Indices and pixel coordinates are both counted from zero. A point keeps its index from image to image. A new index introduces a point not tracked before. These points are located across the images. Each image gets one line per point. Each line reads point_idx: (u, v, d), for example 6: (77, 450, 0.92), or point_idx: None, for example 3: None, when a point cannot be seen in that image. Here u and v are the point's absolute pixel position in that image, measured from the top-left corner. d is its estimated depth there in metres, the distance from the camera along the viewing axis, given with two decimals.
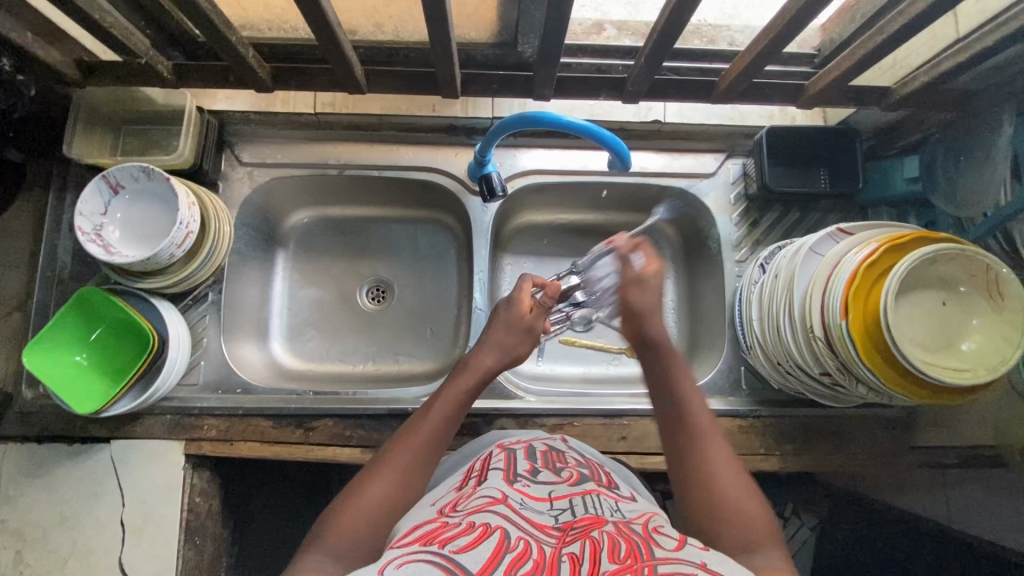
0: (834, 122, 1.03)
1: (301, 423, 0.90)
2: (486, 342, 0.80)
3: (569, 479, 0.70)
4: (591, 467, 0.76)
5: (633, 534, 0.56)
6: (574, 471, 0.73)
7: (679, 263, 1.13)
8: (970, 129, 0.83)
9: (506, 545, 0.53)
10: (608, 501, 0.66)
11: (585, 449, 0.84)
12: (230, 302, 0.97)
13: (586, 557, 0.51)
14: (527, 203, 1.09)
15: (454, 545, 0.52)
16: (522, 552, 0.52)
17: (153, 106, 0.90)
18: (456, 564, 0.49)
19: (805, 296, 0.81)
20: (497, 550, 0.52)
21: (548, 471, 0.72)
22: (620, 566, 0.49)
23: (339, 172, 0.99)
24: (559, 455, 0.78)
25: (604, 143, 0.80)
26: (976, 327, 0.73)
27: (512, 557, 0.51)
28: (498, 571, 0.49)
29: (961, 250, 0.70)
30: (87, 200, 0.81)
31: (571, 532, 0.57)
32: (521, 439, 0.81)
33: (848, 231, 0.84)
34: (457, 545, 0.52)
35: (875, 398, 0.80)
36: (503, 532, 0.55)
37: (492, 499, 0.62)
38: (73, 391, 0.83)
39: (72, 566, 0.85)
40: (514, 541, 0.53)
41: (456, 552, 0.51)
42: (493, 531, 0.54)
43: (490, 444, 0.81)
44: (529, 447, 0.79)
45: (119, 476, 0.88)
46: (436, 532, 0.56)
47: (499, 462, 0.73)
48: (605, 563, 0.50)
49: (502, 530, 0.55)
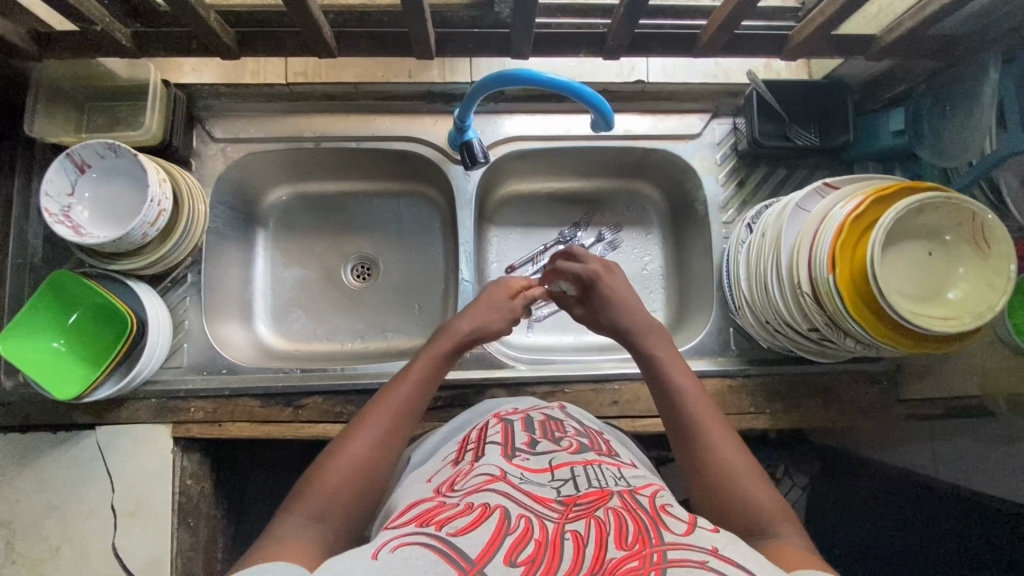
0: (819, 76, 1.01)
1: (290, 401, 0.89)
2: (466, 312, 0.82)
3: (568, 448, 0.69)
4: (591, 436, 0.75)
5: (639, 512, 0.55)
6: (573, 440, 0.72)
7: (666, 228, 1.12)
8: (956, 78, 0.82)
9: (506, 526, 0.53)
10: (612, 471, 0.65)
11: (584, 417, 0.83)
12: (210, 282, 0.95)
13: (590, 539, 0.51)
14: (510, 172, 1.07)
15: (452, 526, 0.53)
16: (523, 534, 0.52)
17: (117, 80, 0.86)
18: (454, 550, 0.49)
19: (793, 252, 0.81)
20: (497, 532, 0.52)
21: (547, 441, 0.71)
22: (626, 553, 0.49)
23: (316, 144, 0.96)
24: (557, 424, 0.77)
25: (586, 101, 0.76)
26: (961, 275, 0.72)
27: (512, 539, 0.51)
28: (498, 555, 0.49)
29: (946, 199, 0.69)
30: (52, 180, 0.77)
31: (575, 508, 0.56)
32: (518, 408, 0.82)
33: (834, 185, 0.83)
34: (455, 527, 0.53)
35: (864, 351, 0.79)
36: (503, 512, 0.55)
37: (491, 477, 0.62)
38: (53, 377, 0.81)
39: (65, 553, 0.85)
40: (515, 521, 0.53)
41: (453, 534, 0.51)
42: (493, 511, 0.55)
43: (485, 414, 0.81)
44: (526, 417, 0.78)
45: (106, 462, 0.87)
46: (432, 512, 0.56)
47: (497, 434, 0.73)
48: (611, 550, 0.49)
49: (502, 509, 0.55)
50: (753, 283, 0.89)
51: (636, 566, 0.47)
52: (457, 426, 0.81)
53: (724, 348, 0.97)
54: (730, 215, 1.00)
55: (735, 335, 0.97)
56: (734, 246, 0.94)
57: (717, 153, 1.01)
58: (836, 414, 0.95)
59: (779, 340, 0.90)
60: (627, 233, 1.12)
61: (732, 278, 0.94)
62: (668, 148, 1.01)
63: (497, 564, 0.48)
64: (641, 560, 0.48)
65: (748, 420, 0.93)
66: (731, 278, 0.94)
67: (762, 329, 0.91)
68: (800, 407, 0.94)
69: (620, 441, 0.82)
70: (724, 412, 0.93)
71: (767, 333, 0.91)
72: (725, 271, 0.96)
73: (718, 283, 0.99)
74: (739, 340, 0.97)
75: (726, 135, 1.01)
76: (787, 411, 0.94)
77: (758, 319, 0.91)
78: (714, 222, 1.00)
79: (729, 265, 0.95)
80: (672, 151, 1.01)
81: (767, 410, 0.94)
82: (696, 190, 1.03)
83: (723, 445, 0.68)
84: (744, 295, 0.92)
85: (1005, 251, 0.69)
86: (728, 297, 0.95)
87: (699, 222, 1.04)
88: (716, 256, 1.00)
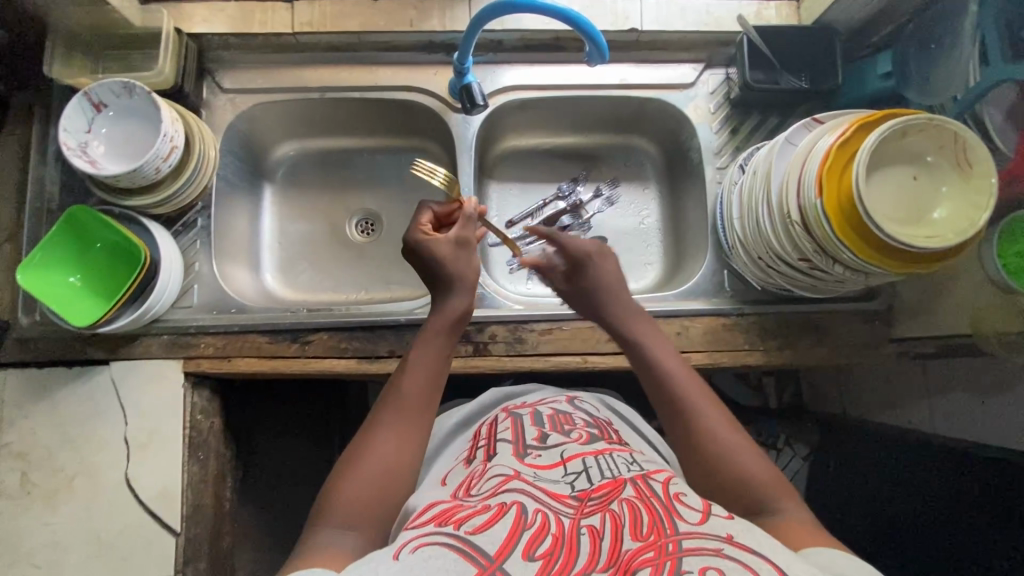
0: (809, 21, 1.03)
1: (297, 337, 0.92)
2: (458, 285, 0.79)
3: (579, 440, 0.73)
4: (600, 426, 0.79)
5: (653, 500, 0.58)
6: (582, 432, 0.76)
7: (662, 181, 1.15)
8: (940, 16, 0.85)
9: (524, 521, 0.56)
10: (622, 458, 0.69)
11: (592, 406, 0.86)
12: (219, 228, 0.98)
13: (605, 534, 0.54)
14: (510, 124, 1.10)
15: (469, 525, 0.56)
16: (540, 528, 0.55)
17: (131, 29, 0.90)
18: (473, 547, 0.53)
19: (782, 184, 0.83)
20: (514, 527, 0.55)
21: (557, 434, 0.75)
22: (642, 544, 0.52)
23: (321, 95, 1.00)
24: (567, 417, 0.80)
25: (581, 31, 0.79)
26: (945, 194, 0.75)
27: (530, 534, 0.54)
28: (517, 550, 0.53)
29: (927, 119, 0.72)
30: (71, 117, 0.81)
31: (589, 503, 0.59)
32: (528, 402, 0.86)
33: (822, 120, 0.85)
34: (472, 526, 0.56)
35: (855, 277, 0.82)
36: (521, 507, 0.58)
37: (506, 476, 0.65)
38: (69, 308, 0.84)
39: (79, 483, 0.87)
40: (532, 516, 0.57)
41: (472, 534, 0.55)
42: (509, 508, 0.58)
43: (495, 410, 0.87)
44: (535, 412, 0.81)
45: (119, 396, 0.89)
46: (450, 512, 0.60)
47: (507, 430, 0.77)
48: (627, 541, 0.53)
49: (518, 505, 0.58)
50: (745, 220, 0.91)
51: (652, 556, 0.51)
52: (473, 426, 0.87)
53: (718, 289, 1.00)
54: (724, 161, 1.02)
55: (728, 277, 1.00)
56: (728, 189, 0.97)
57: (711, 102, 1.04)
58: (829, 351, 0.97)
59: (771, 277, 0.92)
60: (624, 188, 1.15)
61: (725, 217, 0.96)
62: (663, 98, 1.04)
63: (515, 559, 0.52)
64: (657, 550, 0.51)
65: (743, 356, 0.96)
66: (724, 218, 0.97)
67: (755, 267, 0.93)
68: (793, 345, 0.97)
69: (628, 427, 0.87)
70: (720, 349, 0.96)
71: (758, 270, 0.93)
72: (718, 213, 0.99)
73: (712, 228, 1.02)
74: (733, 281, 1.00)
75: (719, 85, 1.04)
76: (780, 348, 0.96)
77: (751, 257, 0.93)
78: (708, 168, 1.03)
79: (722, 208, 0.98)
80: (667, 101, 1.04)
81: (760, 347, 0.96)
82: (690, 139, 1.05)
83: (709, 414, 0.70)
84: (737, 234, 0.94)
85: (985, 167, 0.72)
86: (722, 237, 0.98)
87: (694, 170, 1.06)
88: (710, 202, 1.02)
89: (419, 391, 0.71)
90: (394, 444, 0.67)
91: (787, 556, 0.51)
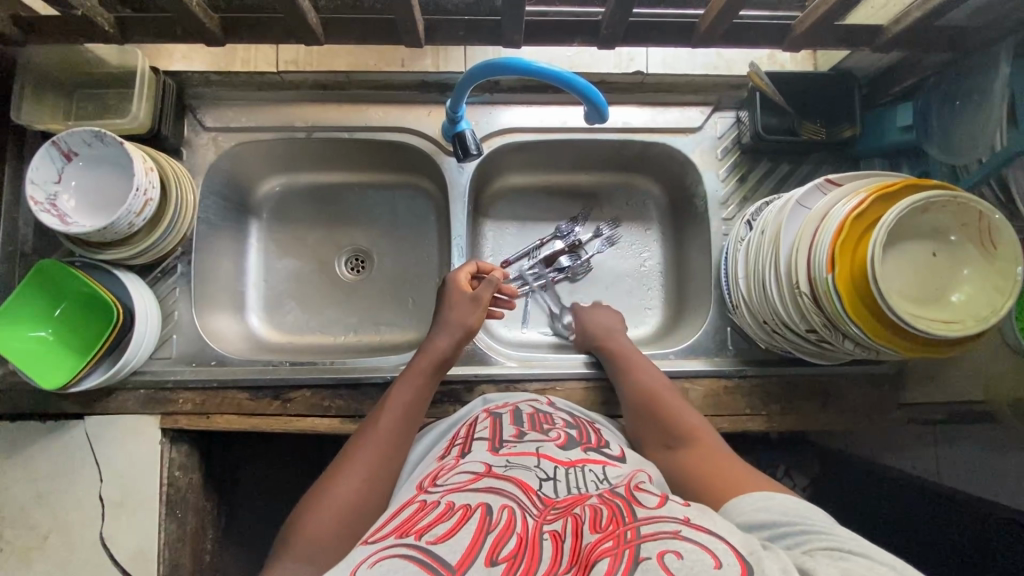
0: (825, 68, 0.98)
1: (279, 394, 0.89)
2: (438, 326, 0.81)
3: (557, 442, 0.66)
4: (580, 428, 0.71)
5: (615, 498, 0.53)
6: (561, 433, 0.68)
7: (666, 224, 1.09)
8: (966, 71, 0.79)
9: (488, 523, 0.50)
10: (595, 473, 0.60)
11: (571, 407, 0.80)
12: (200, 273, 0.94)
13: (568, 534, 0.49)
14: (507, 164, 1.05)
15: (431, 534, 0.49)
16: (505, 528, 0.50)
17: (106, 68, 0.86)
18: (434, 557, 0.46)
19: (792, 249, 0.78)
20: (477, 533, 0.49)
21: (535, 433, 0.67)
22: (601, 536, 0.47)
23: (308, 134, 0.96)
24: (546, 417, 0.72)
25: (578, 92, 0.74)
26: (966, 277, 0.70)
27: (494, 536, 0.49)
28: (479, 557, 0.47)
29: (953, 197, 0.66)
30: (38, 168, 0.77)
31: (553, 510, 0.53)
32: (508, 401, 0.77)
33: (836, 181, 0.79)
34: (434, 534, 0.49)
35: (863, 353, 0.77)
36: (485, 509, 0.52)
37: (475, 475, 0.58)
38: (40, 367, 0.80)
39: (52, 542, 0.84)
40: (498, 515, 0.51)
41: (433, 543, 0.48)
42: (473, 512, 0.52)
43: (478, 409, 0.77)
44: (515, 411, 0.73)
45: (95, 451, 0.86)
46: (413, 519, 0.52)
47: (485, 429, 0.69)
48: (586, 536, 0.48)
49: (483, 507, 0.52)
50: (751, 281, 0.86)
51: (611, 546, 0.46)
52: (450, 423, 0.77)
53: (720, 347, 0.95)
54: (731, 212, 0.97)
55: (732, 334, 0.96)
56: (734, 243, 0.92)
57: (719, 147, 0.98)
58: (836, 416, 0.93)
59: (776, 341, 0.88)
60: (625, 229, 1.10)
61: (730, 275, 0.91)
62: (668, 142, 0.98)
63: (477, 567, 0.45)
64: (615, 540, 0.47)
65: (743, 420, 0.92)
66: (729, 274, 0.92)
67: (760, 330, 0.89)
68: (797, 409, 0.93)
69: (615, 431, 0.79)
70: (719, 412, 0.92)
71: (764, 333, 0.89)
72: (723, 268, 0.94)
73: (716, 281, 0.97)
74: (736, 339, 0.95)
75: (729, 129, 0.99)
76: (783, 412, 0.92)
77: (756, 319, 0.88)
78: (713, 218, 0.98)
79: (727, 262, 0.93)
80: (672, 145, 0.99)
81: (762, 412, 0.92)
82: (697, 184, 1.00)
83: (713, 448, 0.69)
84: (742, 293, 0.89)
85: (1013, 251, 0.67)
86: (726, 294, 0.93)
87: (699, 219, 1.01)
88: (715, 253, 0.97)
89: (398, 421, 0.71)
90: (363, 478, 0.64)
91: (743, 537, 0.49)
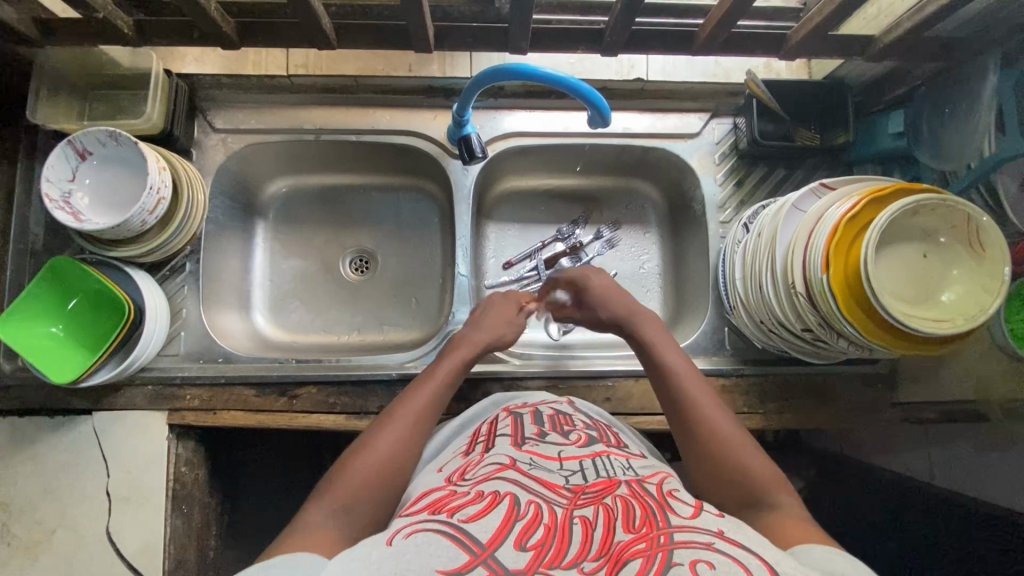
0: (820, 76, 1.02)
1: (285, 391, 0.90)
2: (475, 320, 0.85)
3: (577, 442, 0.67)
4: (599, 429, 0.73)
5: (647, 498, 0.54)
6: (581, 434, 0.69)
7: (664, 227, 1.12)
8: (956, 80, 0.82)
9: (517, 512, 0.51)
10: (620, 462, 0.63)
11: (590, 410, 0.81)
12: (208, 272, 0.95)
13: (599, 524, 0.50)
14: (511, 168, 1.07)
15: (463, 514, 0.51)
16: (533, 518, 0.50)
17: (120, 70, 0.88)
18: (466, 535, 0.48)
19: (788, 251, 0.80)
20: (506, 519, 0.50)
21: (557, 433, 0.68)
22: (633, 537, 0.48)
23: (316, 137, 0.98)
24: (566, 418, 0.74)
25: (582, 96, 0.77)
26: (956, 277, 0.72)
27: (523, 525, 0.49)
28: (508, 539, 0.47)
29: (942, 200, 0.69)
30: (53, 166, 0.79)
31: (584, 495, 0.54)
32: (528, 402, 0.79)
33: (830, 185, 0.82)
34: (466, 514, 0.51)
35: (856, 351, 0.79)
36: (513, 499, 0.53)
37: (502, 466, 0.59)
38: (50, 362, 0.82)
39: (59, 537, 0.85)
40: (525, 507, 0.51)
41: (466, 521, 0.50)
42: (502, 499, 0.53)
43: (492, 410, 0.79)
44: (535, 411, 0.75)
45: (103, 446, 0.87)
46: (444, 500, 0.54)
47: (506, 427, 0.70)
48: (619, 533, 0.48)
49: (512, 496, 0.53)
50: (748, 283, 0.88)
51: (644, 548, 0.46)
52: (467, 423, 0.78)
53: (719, 347, 0.98)
54: (727, 215, 1.00)
55: (730, 334, 0.98)
56: (731, 246, 0.94)
57: (716, 153, 1.01)
58: (831, 415, 0.95)
59: (773, 340, 0.90)
60: (625, 232, 1.12)
61: (727, 277, 0.94)
62: (666, 148, 1.01)
63: (507, 549, 0.47)
64: (649, 542, 0.47)
65: (741, 419, 0.94)
66: (727, 276, 0.94)
67: (758, 330, 0.91)
68: (793, 408, 0.95)
69: (627, 432, 0.80)
70: None
71: (760, 332, 0.91)
72: (720, 270, 0.96)
73: (714, 283, 0.99)
74: (733, 339, 0.98)
75: (726, 135, 1.01)
76: (780, 411, 0.95)
77: (754, 320, 0.91)
78: (711, 222, 1.00)
79: (724, 265, 0.95)
80: (671, 151, 1.01)
81: (760, 410, 0.94)
82: (694, 189, 1.03)
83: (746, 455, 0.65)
84: (740, 296, 0.91)
85: (998, 252, 0.69)
86: (724, 296, 0.96)
87: (696, 222, 1.04)
88: (712, 256, 1.00)
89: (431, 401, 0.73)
90: (397, 447, 0.66)
91: (777, 554, 0.48)
